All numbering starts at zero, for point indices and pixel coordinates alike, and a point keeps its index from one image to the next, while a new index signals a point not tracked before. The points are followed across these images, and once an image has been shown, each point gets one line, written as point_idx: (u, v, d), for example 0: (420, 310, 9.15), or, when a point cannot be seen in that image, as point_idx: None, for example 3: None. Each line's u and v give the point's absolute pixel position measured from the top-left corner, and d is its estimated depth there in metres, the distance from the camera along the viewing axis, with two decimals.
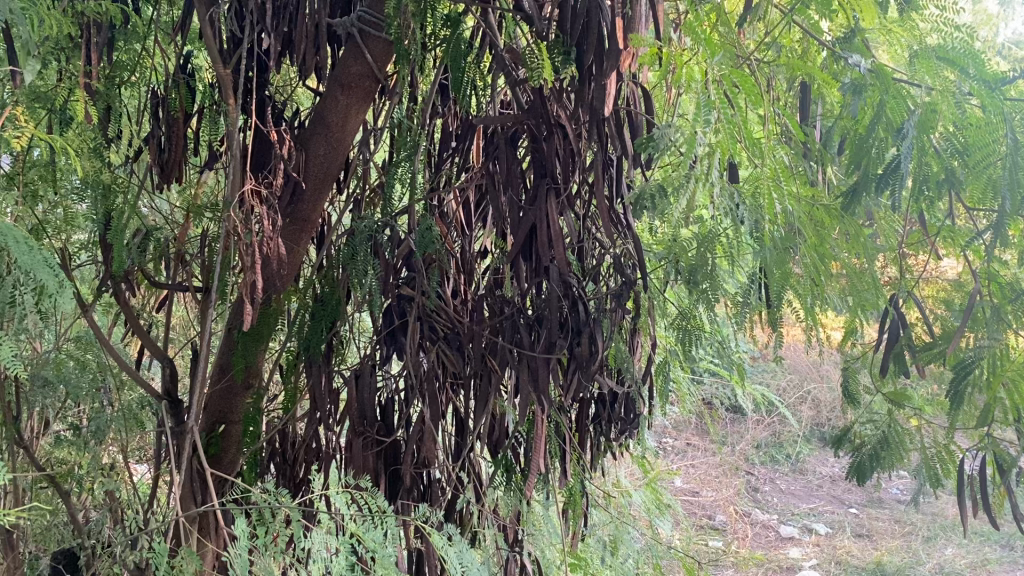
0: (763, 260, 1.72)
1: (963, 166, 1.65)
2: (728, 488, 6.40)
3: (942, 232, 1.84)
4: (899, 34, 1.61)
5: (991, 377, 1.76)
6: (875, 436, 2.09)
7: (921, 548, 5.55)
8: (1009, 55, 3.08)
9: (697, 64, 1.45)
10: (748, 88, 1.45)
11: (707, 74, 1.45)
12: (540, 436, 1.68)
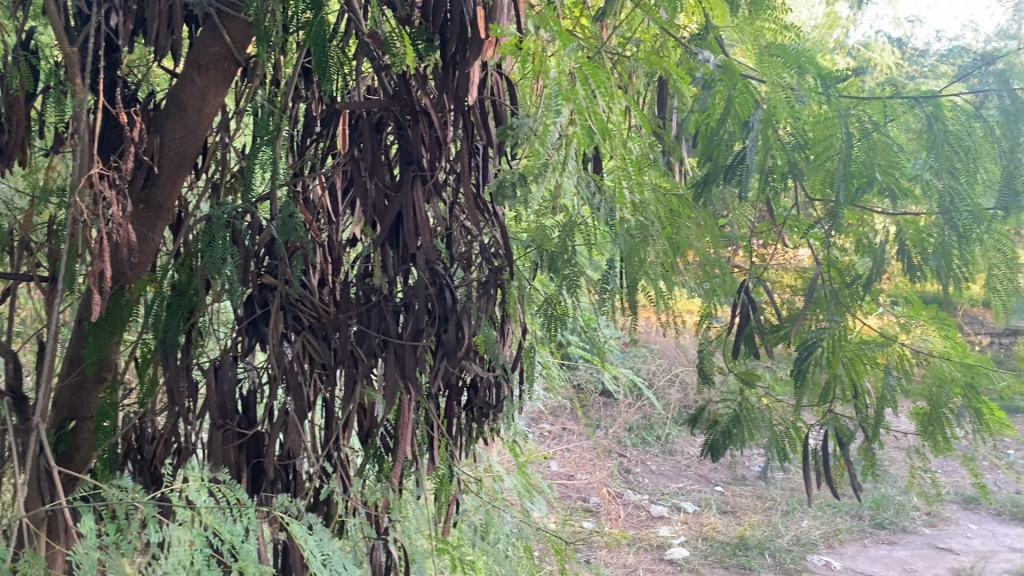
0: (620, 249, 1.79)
1: (806, 159, 1.74)
2: (601, 470, 6.56)
3: (788, 222, 1.96)
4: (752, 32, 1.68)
5: (831, 357, 1.88)
6: (727, 414, 2.19)
7: (779, 521, 5.86)
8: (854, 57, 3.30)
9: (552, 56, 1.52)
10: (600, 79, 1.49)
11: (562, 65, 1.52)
12: (406, 422, 1.70)
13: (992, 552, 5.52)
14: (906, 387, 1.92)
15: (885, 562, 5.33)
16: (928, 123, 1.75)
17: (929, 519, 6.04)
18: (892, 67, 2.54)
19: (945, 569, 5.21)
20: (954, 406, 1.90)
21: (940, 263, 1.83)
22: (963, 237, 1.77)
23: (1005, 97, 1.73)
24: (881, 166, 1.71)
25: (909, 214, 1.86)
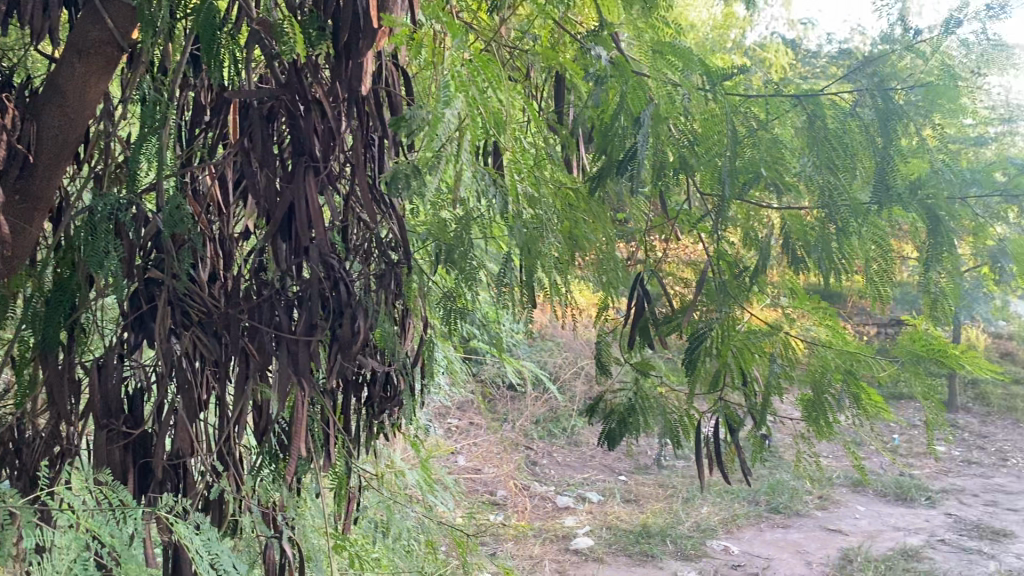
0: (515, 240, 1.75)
1: (693, 155, 1.78)
2: (508, 463, 6.59)
3: (680, 217, 2.03)
4: (646, 32, 1.71)
5: (719, 346, 1.95)
6: (623, 404, 2.22)
7: (680, 508, 6.01)
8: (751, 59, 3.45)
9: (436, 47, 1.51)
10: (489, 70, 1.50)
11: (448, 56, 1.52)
12: (300, 423, 1.66)
13: (878, 532, 5.81)
14: (792, 375, 1.99)
15: (780, 544, 5.55)
16: (809, 120, 1.83)
17: (820, 502, 6.33)
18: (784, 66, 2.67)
19: (835, 549, 5.46)
20: (834, 391, 1.98)
21: (822, 255, 1.90)
22: (842, 230, 1.84)
23: (878, 97, 1.82)
24: (765, 161, 1.79)
25: (793, 208, 1.93)
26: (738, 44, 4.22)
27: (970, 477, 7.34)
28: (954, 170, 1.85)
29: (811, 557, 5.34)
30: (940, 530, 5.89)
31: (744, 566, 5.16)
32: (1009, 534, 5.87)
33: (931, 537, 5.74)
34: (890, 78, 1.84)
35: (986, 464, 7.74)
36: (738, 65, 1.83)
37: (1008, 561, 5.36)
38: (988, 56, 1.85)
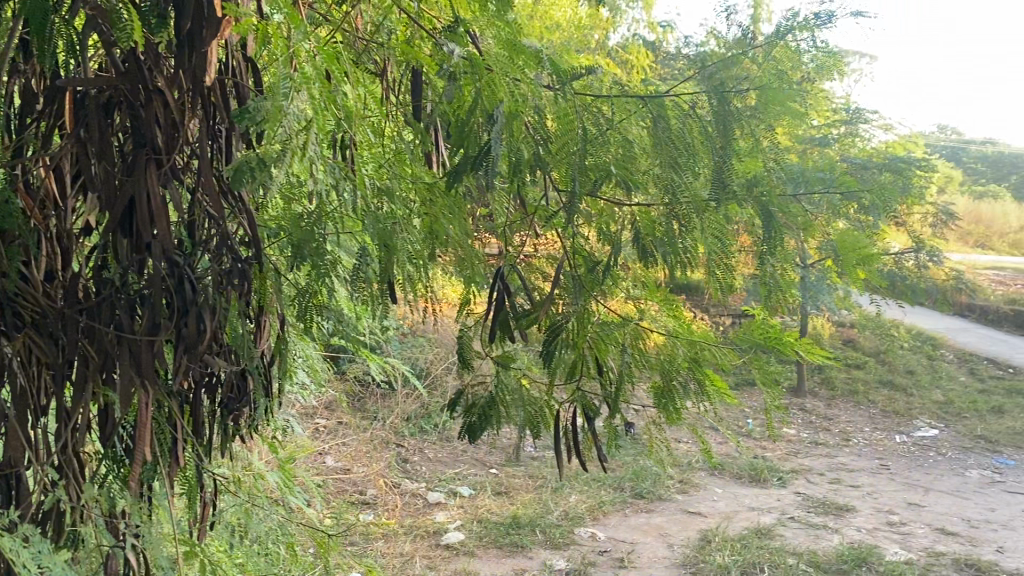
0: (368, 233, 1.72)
1: (545, 152, 1.83)
2: (378, 462, 6.53)
3: (538, 212, 2.07)
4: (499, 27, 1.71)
5: (575, 338, 2.01)
6: (484, 399, 2.24)
7: (549, 497, 6.12)
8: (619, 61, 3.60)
9: (280, 38, 1.47)
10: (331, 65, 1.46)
11: (291, 48, 1.46)
12: (145, 423, 1.62)
13: (734, 512, 6.12)
14: (643, 364, 2.07)
15: (643, 529, 5.75)
16: (653, 120, 1.91)
17: (681, 486, 6.60)
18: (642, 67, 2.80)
19: (695, 530, 5.71)
20: (681, 377, 2.08)
21: (667, 251, 1.98)
22: (682, 226, 1.93)
23: (717, 98, 1.91)
24: (614, 158, 1.86)
25: (643, 204, 2.00)
26: (600, 45, 4.36)
27: (816, 457, 7.83)
28: (782, 171, 2.00)
29: (672, 540, 5.56)
30: (790, 508, 6.26)
31: (610, 552, 5.31)
32: (851, 509, 6.31)
33: (782, 515, 6.09)
34: (725, 81, 1.95)
35: (831, 444, 8.28)
36: (585, 66, 1.90)
37: (850, 534, 5.76)
38: (821, 59, 2.06)
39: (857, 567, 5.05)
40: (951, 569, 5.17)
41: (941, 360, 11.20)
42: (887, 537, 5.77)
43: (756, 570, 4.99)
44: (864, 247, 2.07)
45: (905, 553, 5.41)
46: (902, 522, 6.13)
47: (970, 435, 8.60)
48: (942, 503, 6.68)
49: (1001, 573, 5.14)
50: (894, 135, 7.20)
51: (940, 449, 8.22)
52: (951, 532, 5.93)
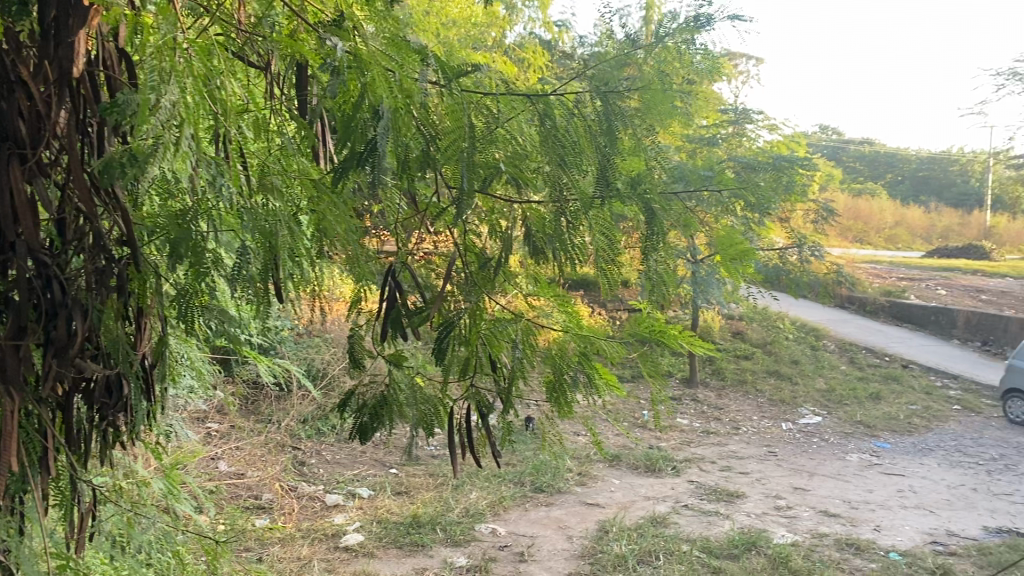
0: (249, 230, 1.68)
1: (433, 148, 1.79)
2: (273, 466, 6.38)
3: (429, 209, 2.07)
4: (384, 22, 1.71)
5: (468, 334, 2.00)
6: (375, 397, 2.21)
7: (450, 495, 6.10)
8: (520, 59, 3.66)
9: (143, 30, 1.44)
10: (194, 62, 1.43)
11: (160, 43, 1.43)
12: (9, 432, 1.54)
13: (630, 503, 6.26)
14: (537, 360, 2.10)
15: (543, 522, 5.81)
16: (540, 118, 1.92)
17: (580, 479, 6.71)
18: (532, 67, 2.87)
19: (593, 522, 5.81)
20: (571, 372, 2.13)
21: (555, 247, 1.99)
22: (570, 222, 1.95)
23: (600, 98, 1.98)
24: (504, 155, 1.85)
25: (534, 203, 2.02)
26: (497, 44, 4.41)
27: (708, 445, 8.09)
28: (662, 170, 2.11)
29: (572, 532, 5.64)
30: (684, 496, 6.44)
31: (510, 546, 5.35)
32: (741, 494, 6.55)
33: (676, 503, 6.26)
34: (607, 83, 2.03)
35: (722, 433, 8.56)
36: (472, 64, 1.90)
37: (741, 519, 5.97)
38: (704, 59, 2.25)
39: (748, 551, 5.23)
40: (833, 548, 5.43)
41: (823, 350, 11.74)
42: (774, 520, 6.01)
43: (652, 557, 5.11)
44: (738, 242, 2.30)
45: (792, 535, 5.64)
46: (788, 505, 6.40)
47: (850, 421, 9.05)
48: (825, 486, 7.00)
49: (879, 550, 5.42)
50: (778, 135, 7.52)
51: (823, 435, 8.62)
52: (833, 514, 6.23)
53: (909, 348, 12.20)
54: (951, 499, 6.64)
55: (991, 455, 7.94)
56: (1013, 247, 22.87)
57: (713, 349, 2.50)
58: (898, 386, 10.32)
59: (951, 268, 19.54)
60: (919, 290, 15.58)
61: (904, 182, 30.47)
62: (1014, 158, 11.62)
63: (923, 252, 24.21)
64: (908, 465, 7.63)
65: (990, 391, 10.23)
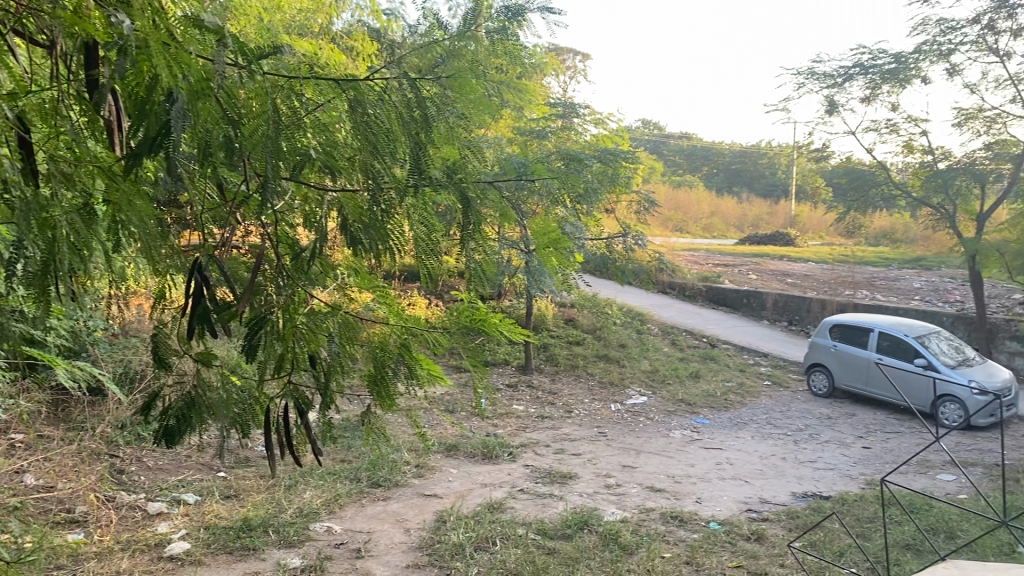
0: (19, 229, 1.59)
1: (235, 133, 1.69)
2: (88, 476, 5.93)
3: (236, 200, 1.99)
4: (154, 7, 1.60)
5: (283, 329, 1.96)
6: (181, 401, 2.11)
7: (282, 495, 5.90)
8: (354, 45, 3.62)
9: None
10: None
11: None
12: None
13: (467, 491, 6.31)
14: (358, 350, 2.10)
15: (380, 517, 5.75)
16: (350, 106, 1.88)
17: (417, 470, 6.70)
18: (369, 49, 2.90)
19: (430, 513, 5.81)
20: (391, 363, 2.14)
21: (372, 237, 1.99)
22: (386, 209, 1.98)
23: (408, 83, 1.95)
24: (317, 143, 1.87)
25: (346, 190, 2.01)
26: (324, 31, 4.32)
27: (542, 430, 8.26)
28: (477, 158, 2.17)
29: (408, 524, 5.61)
30: (520, 481, 6.56)
31: (346, 544, 5.25)
32: (573, 476, 6.75)
33: (513, 488, 6.36)
34: (419, 69, 2.01)
35: (555, 417, 8.78)
36: (273, 47, 1.84)
37: (573, 499, 6.15)
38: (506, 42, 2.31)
39: (580, 530, 5.40)
40: (659, 522, 5.69)
41: (648, 333, 12.30)
42: (605, 499, 6.22)
43: (489, 544, 5.16)
44: (552, 232, 2.50)
45: (621, 512, 5.86)
46: (617, 483, 6.66)
47: (674, 399, 9.52)
48: (651, 463, 7.33)
49: (701, 521, 5.74)
50: (603, 128, 7.76)
51: (649, 414, 9.02)
52: (659, 489, 6.53)
53: (725, 329, 12.99)
54: (763, 469, 7.13)
55: (797, 426, 8.59)
56: (814, 235, 24.84)
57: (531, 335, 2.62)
58: (715, 365, 10.96)
59: (761, 254, 20.95)
60: (732, 275, 16.61)
61: (719, 173, 32.43)
62: (814, 152, 12.56)
63: (737, 239, 25.85)
64: (725, 439, 8.13)
65: (796, 367, 11.07)
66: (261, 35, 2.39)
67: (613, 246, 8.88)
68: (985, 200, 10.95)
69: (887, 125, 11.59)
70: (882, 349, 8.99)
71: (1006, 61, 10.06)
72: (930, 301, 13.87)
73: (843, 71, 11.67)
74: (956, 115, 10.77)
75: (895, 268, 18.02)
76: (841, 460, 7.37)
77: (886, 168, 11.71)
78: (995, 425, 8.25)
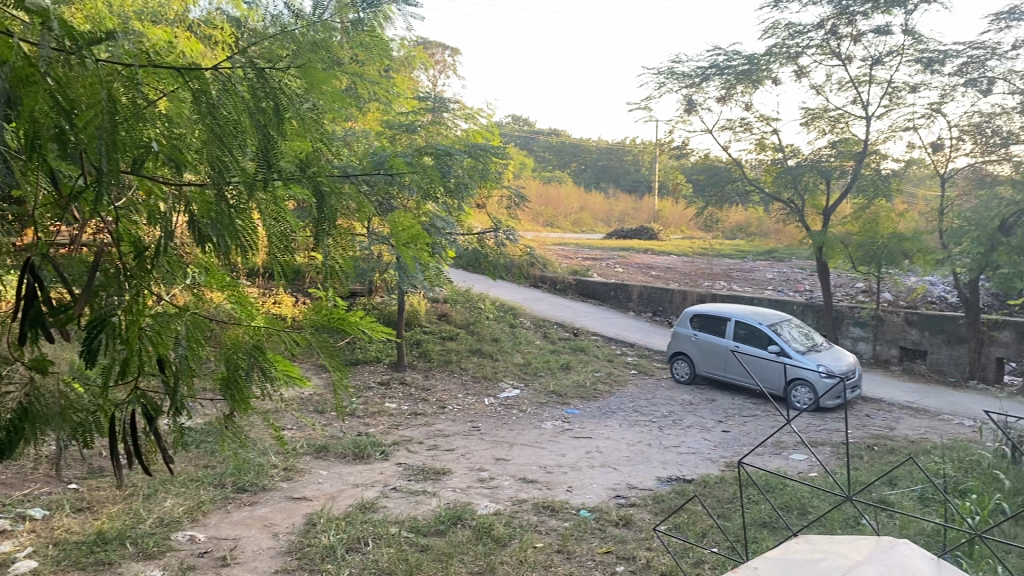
0: None
1: (69, 126, 1.58)
2: None
3: (71, 194, 1.85)
4: None
5: (126, 333, 1.86)
6: (14, 410, 2.06)
7: (141, 505, 5.61)
8: (211, 32, 3.51)
9: None
10: None
11: None
12: None
13: (338, 492, 6.19)
14: (211, 352, 2.09)
15: (247, 523, 5.56)
16: (195, 97, 1.80)
17: (285, 473, 6.52)
18: (230, 31, 2.85)
19: (299, 516, 5.67)
20: (245, 364, 2.16)
21: (220, 233, 1.92)
22: (232, 205, 1.93)
23: (256, 72, 1.88)
24: (161, 134, 1.82)
25: (196, 184, 1.94)
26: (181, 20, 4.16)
27: (415, 426, 8.21)
28: (330, 152, 2.14)
29: (277, 529, 5.45)
30: (392, 479, 6.50)
31: (211, 552, 5.05)
32: (447, 471, 6.75)
33: (385, 487, 6.29)
34: (268, 60, 1.94)
35: (429, 413, 8.73)
36: (107, 31, 1.71)
37: (446, 495, 6.14)
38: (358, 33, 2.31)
39: (453, 525, 5.40)
40: (532, 513, 5.76)
41: (520, 327, 12.44)
42: (478, 493, 6.24)
43: (360, 544, 5.08)
44: (412, 228, 2.52)
45: (494, 505, 5.90)
46: (490, 476, 6.70)
47: (545, 391, 9.65)
48: (523, 454, 7.41)
49: (571, 510, 5.84)
50: (474, 123, 7.74)
51: (521, 406, 9.12)
52: (531, 480, 6.61)
53: (594, 321, 13.30)
54: (631, 456, 7.35)
55: (662, 413, 8.89)
56: (676, 230, 25.87)
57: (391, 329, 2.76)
58: (585, 356, 11.20)
59: (627, 248, 21.59)
60: (600, 269, 17.03)
61: (587, 169, 33.20)
62: (675, 150, 12.95)
63: (605, 233, 26.57)
64: (594, 428, 8.32)
65: (661, 356, 11.47)
66: (103, 18, 2.31)
67: (484, 240, 8.91)
68: (830, 195, 11.72)
69: (741, 123, 12.12)
70: (739, 337, 9.43)
71: (847, 64, 10.72)
72: (782, 290, 14.67)
73: (700, 71, 12.10)
74: (804, 114, 11.43)
75: (751, 259, 18.96)
76: (703, 444, 7.68)
77: (741, 165, 12.25)
78: (841, 407, 8.80)
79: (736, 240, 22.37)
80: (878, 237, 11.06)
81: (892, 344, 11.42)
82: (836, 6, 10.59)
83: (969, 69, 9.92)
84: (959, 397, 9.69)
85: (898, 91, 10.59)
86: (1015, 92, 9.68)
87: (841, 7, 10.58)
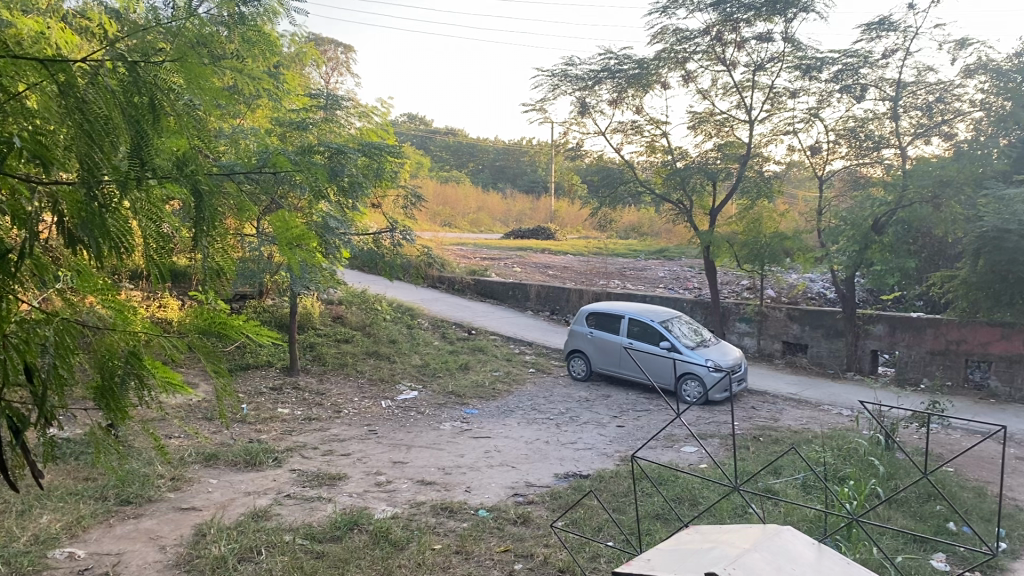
0: None
1: None
2: None
3: None
4: None
5: None
6: None
7: (14, 522, 5.28)
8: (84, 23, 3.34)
9: None
10: None
11: None
12: None
13: (229, 501, 6.00)
14: (84, 359, 2.01)
15: (131, 536, 5.32)
16: (60, 92, 1.72)
17: (172, 484, 6.27)
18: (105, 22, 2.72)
19: (188, 527, 5.47)
20: (120, 374, 2.09)
21: (92, 233, 1.79)
22: (103, 204, 1.79)
23: (127, 66, 1.81)
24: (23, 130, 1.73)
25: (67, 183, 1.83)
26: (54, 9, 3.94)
27: (310, 432, 8.04)
28: (210, 151, 2.06)
29: (164, 542, 5.24)
30: (286, 486, 6.35)
31: (93, 569, 4.80)
32: (342, 476, 6.63)
33: (278, 494, 6.14)
34: (143, 53, 1.86)
35: (324, 418, 8.57)
36: None
37: (342, 500, 6.03)
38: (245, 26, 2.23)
39: (349, 530, 5.31)
40: (429, 514, 5.72)
41: (417, 328, 12.36)
42: (375, 497, 6.16)
43: (253, 553, 4.94)
44: (297, 228, 2.42)
45: (391, 509, 5.83)
46: (387, 480, 6.62)
47: (443, 392, 9.62)
48: (421, 456, 7.36)
49: (469, 510, 5.84)
50: (368, 121, 7.58)
51: (419, 408, 9.05)
52: (429, 482, 6.57)
53: (491, 320, 13.35)
54: (528, 454, 7.40)
55: (559, 410, 8.99)
56: (572, 230, 26.30)
57: (277, 333, 2.71)
58: (483, 356, 11.22)
59: (524, 247, 21.80)
60: (497, 268, 17.12)
61: (484, 169, 33.35)
62: (570, 150, 13.08)
63: (503, 233, 26.76)
64: (492, 427, 8.34)
65: (557, 355, 11.61)
66: None
67: (380, 241, 8.79)
68: (716, 196, 12.11)
69: (632, 126, 12.39)
70: (633, 334, 9.63)
71: (732, 70, 11.10)
72: (673, 288, 15.08)
73: (592, 74, 12.28)
74: (690, 118, 11.73)
75: (643, 258, 19.44)
76: (598, 440, 7.81)
77: (633, 166, 12.50)
78: (728, 400, 9.12)
79: (629, 239, 22.90)
80: (761, 236, 11.44)
81: (776, 339, 11.90)
82: (720, 13, 10.95)
83: (844, 76, 10.42)
84: (837, 388, 10.18)
85: (780, 96, 11.03)
86: (885, 99, 10.25)
87: (725, 14, 10.94)
